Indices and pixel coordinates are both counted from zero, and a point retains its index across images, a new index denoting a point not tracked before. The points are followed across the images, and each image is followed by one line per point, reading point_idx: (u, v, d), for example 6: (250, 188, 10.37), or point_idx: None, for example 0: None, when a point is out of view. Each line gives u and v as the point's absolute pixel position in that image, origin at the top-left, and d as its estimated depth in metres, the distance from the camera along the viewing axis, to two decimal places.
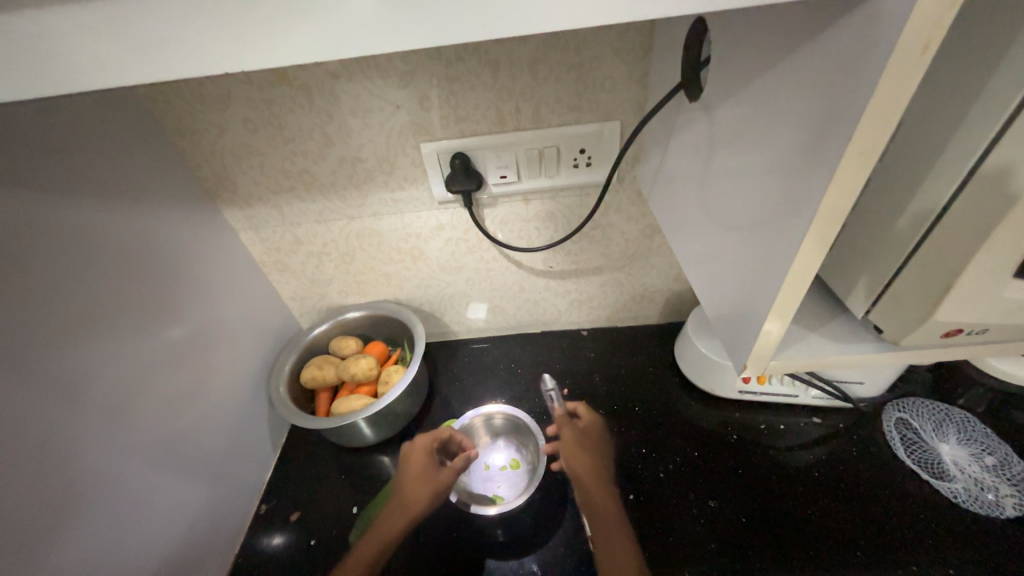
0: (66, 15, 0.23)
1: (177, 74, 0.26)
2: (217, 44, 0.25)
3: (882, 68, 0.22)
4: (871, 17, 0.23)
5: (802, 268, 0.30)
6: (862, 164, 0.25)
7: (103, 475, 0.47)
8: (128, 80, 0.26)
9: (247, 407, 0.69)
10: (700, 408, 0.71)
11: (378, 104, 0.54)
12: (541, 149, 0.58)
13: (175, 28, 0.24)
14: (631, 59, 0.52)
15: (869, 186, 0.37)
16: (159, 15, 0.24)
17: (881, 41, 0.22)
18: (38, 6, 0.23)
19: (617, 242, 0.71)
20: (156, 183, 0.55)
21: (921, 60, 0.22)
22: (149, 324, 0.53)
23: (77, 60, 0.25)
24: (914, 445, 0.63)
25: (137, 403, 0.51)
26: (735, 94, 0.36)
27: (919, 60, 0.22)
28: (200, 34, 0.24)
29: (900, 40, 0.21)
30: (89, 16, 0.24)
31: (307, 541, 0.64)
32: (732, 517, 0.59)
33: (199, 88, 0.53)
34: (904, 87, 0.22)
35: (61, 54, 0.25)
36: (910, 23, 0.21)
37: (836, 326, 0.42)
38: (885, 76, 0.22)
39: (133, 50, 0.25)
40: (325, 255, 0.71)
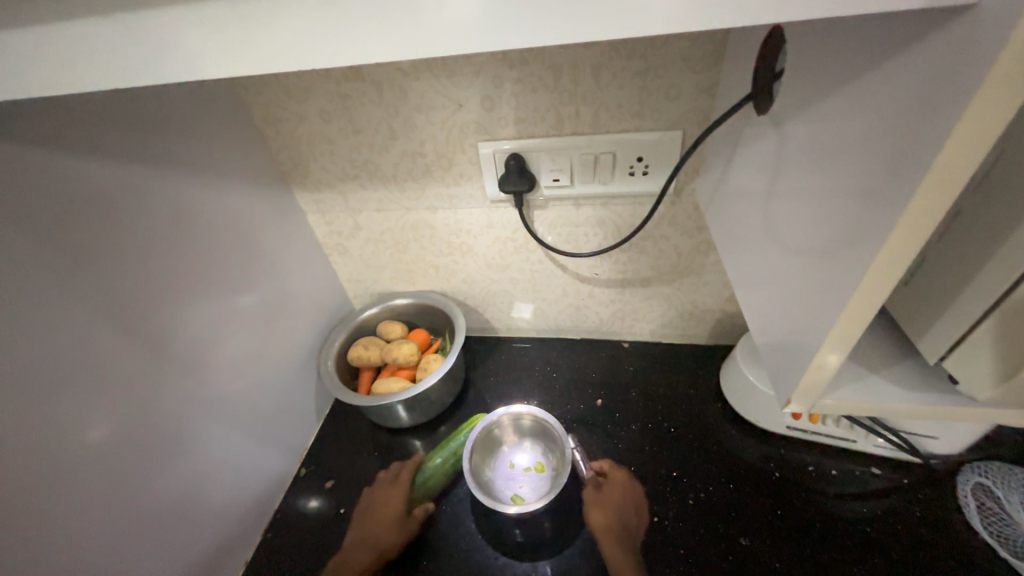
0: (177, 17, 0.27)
1: (263, 69, 0.28)
2: (295, 45, 0.27)
3: (974, 88, 0.20)
4: (970, 31, 0.20)
5: (863, 301, 0.28)
6: (945, 194, 0.22)
7: (176, 419, 0.53)
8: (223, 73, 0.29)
9: (299, 376, 0.74)
10: (742, 438, 0.67)
11: (442, 102, 0.56)
12: (596, 155, 0.58)
13: (264, 28, 0.27)
14: (700, 67, 0.50)
15: (952, 218, 0.33)
16: (250, 19, 0.27)
17: (977, 58, 0.20)
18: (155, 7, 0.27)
19: (668, 255, 0.68)
20: (241, 164, 0.61)
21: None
22: (225, 290, 0.60)
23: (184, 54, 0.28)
24: (993, 517, 0.55)
25: (207, 360, 0.57)
26: (809, 109, 0.34)
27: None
28: (285, 34, 0.27)
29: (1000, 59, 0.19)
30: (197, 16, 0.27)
31: (338, 508, 0.68)
32: (764, 560, 0.55)
33: (286, 81, 0.58)
34: (1003, 110, 0.20)
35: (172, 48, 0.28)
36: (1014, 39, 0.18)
37: (904, 370, 0.38)
38: (978, 98, 0.20)
39: (229, 47, 0.28)
40: (381, 242, 0.75)
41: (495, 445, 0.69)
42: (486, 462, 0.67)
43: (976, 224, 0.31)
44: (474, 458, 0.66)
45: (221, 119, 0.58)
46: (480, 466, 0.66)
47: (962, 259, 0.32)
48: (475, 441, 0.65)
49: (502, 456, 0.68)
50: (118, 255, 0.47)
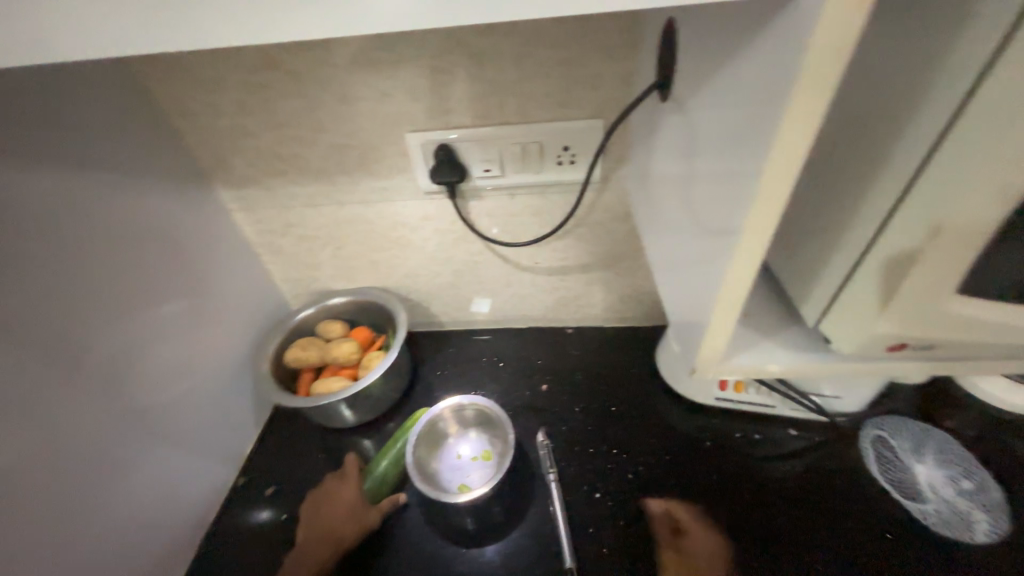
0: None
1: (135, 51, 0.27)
2: (172, 28, 0.26)
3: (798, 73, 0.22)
4: (795, 20, 0.23)
5: (741, 272, 0.31)
6: (788, 168, 0.25)
7: (82, 436, 0.50)
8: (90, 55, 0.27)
9: (234, 382, 0.71)
10: (677, 412, 0.70)
11: (366, 93, 0.55)
12: (525, 144, 0.59)
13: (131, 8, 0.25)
14: (616, 57, 0.52)
15: (821, 193, 0.37)
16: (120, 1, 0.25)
17: (798, 45, 0.22)
18: None
19: (603, 241, 0.71)
20: (152, 160, 0.57)
21: (837, 64, 0.22)
22: (138, 296, 0.56)
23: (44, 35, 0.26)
24: (888, 463, 0.61)
25: (124, 371, 0.54)
26: (701, 95, 0.36)
27: (835, 65, 0.22)
28: (159, 17, 0.26)
29: (814, 45, 0.21)
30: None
31: (281, 514, 0.66)
32: (696, 523, 0.59)
33: (195, 70, 0.54)
34: (822, 91, 0.23)
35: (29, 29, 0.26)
36: (823, 28, 0.21)
37: (798, 335, 0.42)
38: (801, 81, 0.22)
39: (94, 28, 0.26)
40: (316, 239, 0.72)
41: (440, 437, 0.69)
42: (433, 455, 0.67)
43: (842, 199, 0.34)
44: (419, 453, 0.65)
45: (124, 112, 0.54)
46: (426, 458, 0.66)
47: (830, 229, 0.36)
48: (419, 434, 0.65)
49: (445, 456, 0.68)
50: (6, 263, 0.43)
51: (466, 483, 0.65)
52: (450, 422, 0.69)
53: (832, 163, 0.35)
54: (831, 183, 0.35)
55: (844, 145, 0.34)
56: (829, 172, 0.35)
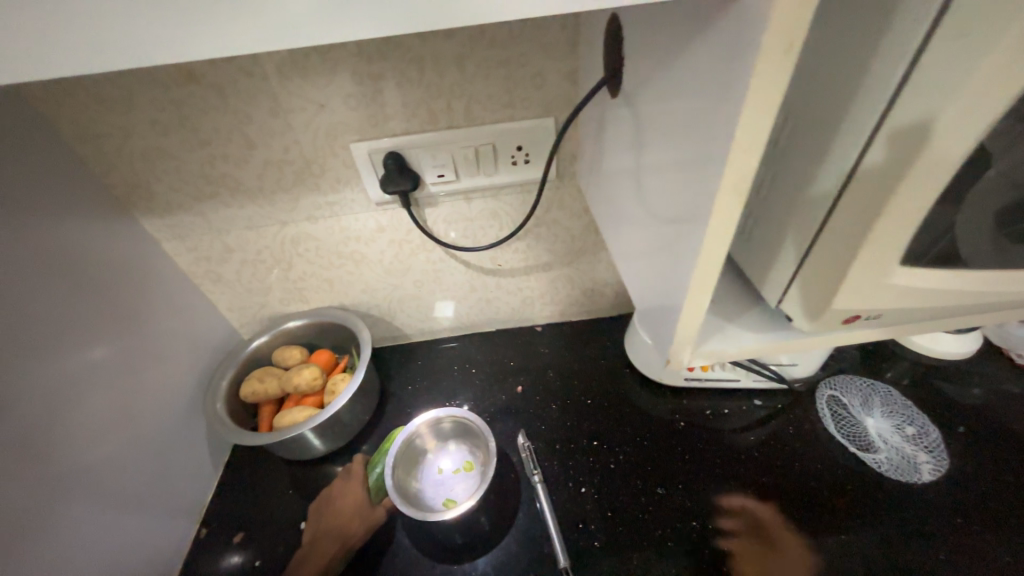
0: None
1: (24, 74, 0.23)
2: (65, 44, 0.22)
3: (752, 67, 0.23)
4: (742, 15, 0.23)
5: (707, 263, 0.31)
6: (747, 160, 0.26)
7: (6, 516, 0.43)
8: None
9: (183, 426, 0.65)
10: (650, 397, 0.72)
11: (300, 104, 0.52)
12: (476, 147, 0.57)
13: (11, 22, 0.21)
14: (560, 55, 0.51)
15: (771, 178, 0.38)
16: None
17: (749, 40, 0.23)
18: None
19: (563, 238, 0.71)
20: (55, 193, 0.50)
21: (787, 58, 0.22)
22: (55, 346, 0.49)
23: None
24: (843, 421, 0.66)
25: (52, 434, 0.48)
26: (650, 91, 0.36)
27: (786, 59, 0.22)
28: (48, 32, 0.22)
29: (765, 40, 0.22)
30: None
31: (253, 561, 0.61)
32: (679, 503, 0.60)
33: (97, 89, 0.48)
34: (776, 84, 0.23)
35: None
36: (772, 22, 0.21)
37: (757, 315, 0.44)
38: (756, 75, 0.23)
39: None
40: (261, 262, 0.67)
41: (419, 454, 0.67)
42: (412, 474, 0.65)
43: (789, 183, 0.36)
44: (399, 474, 0.63)
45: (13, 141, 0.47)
46: (406, 478, 0.63)
47: (784, 213, 0.37)
48: (397, 455, 0.63)
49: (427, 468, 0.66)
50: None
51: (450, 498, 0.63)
52: (428, 437, 0.67)
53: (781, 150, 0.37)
54: (780, 169, 0.37)
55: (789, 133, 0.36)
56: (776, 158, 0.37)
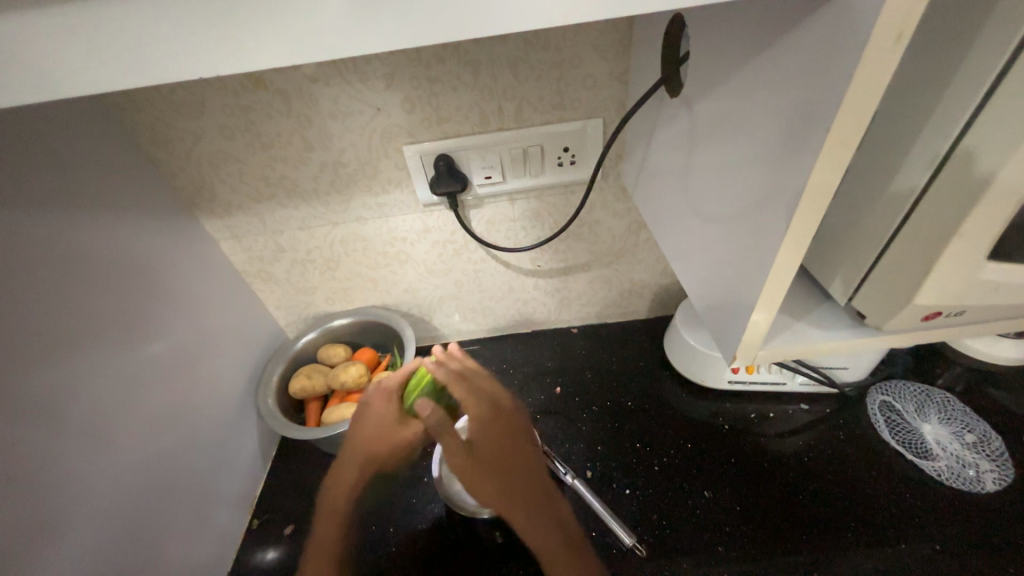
0: (46, 23, 0.23)
1: (169, 81, 0.25)
2: (202, 46, 0.24)
3: (858, 58, 0.23)
4: (847, 12, 0.23)
5: (785, 257, 0.31)
6: (840, 152, 0.26)
7: (92, 491, 0.46)
8: (112, 91, 0.25)
9: (236, 417, 0.67)
10: (691, 399, 0.72)
11: (359, 108, 0.54)
12: (525, 148, 0.58)
13: (162, 31, 0.24)
14: (611, 56, 0.52)
15: (848, 175, 0.39)
16: (145, 20, 0.23)
17: (855, 34, 0.23)
18: (16, 12, 0.22)
19: (603, 239, 0.71)
20: (131, 194, 0.53)
21: (895, 50, 0.22)
22: (133, 335, 0.52)
23: (57, 67, 0.24)
24: (897, 427, 0.64)
25: (115, 423, 0.49)
26: (715, 89, 0.37)
27: (893, 50, 0.22)
28: (192, 39, 0.24)
29: (874, 33, 0.22)
30: (66, 25, 0.23)
31: (302, 554, 0.62)
32: (727, 507, 0.59)
33: (173, 96, 0.51)
34: (880, 77, 0.23)
35: (40, 66, 0.24)
36: (883, 16, 0.22)
37: (818, 314, 0.43)
38: (861, 68, 0.23)
39: (117, 56, 0.24)
40: (310, 262, 0.70)
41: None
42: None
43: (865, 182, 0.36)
44: (443, 470, 0.64)
45: (97, 145, 0.50)
46: (451, 476, 0.64)
47: (861, 208, 0.38)
48: (442, 451, 0.65)
49: None
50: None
51: None
52: None
53: (860, 147, 0.37)
54: (856, 167, 0.37)
55: (869, 129, 0.36)
56: (855, 155, 0.37)
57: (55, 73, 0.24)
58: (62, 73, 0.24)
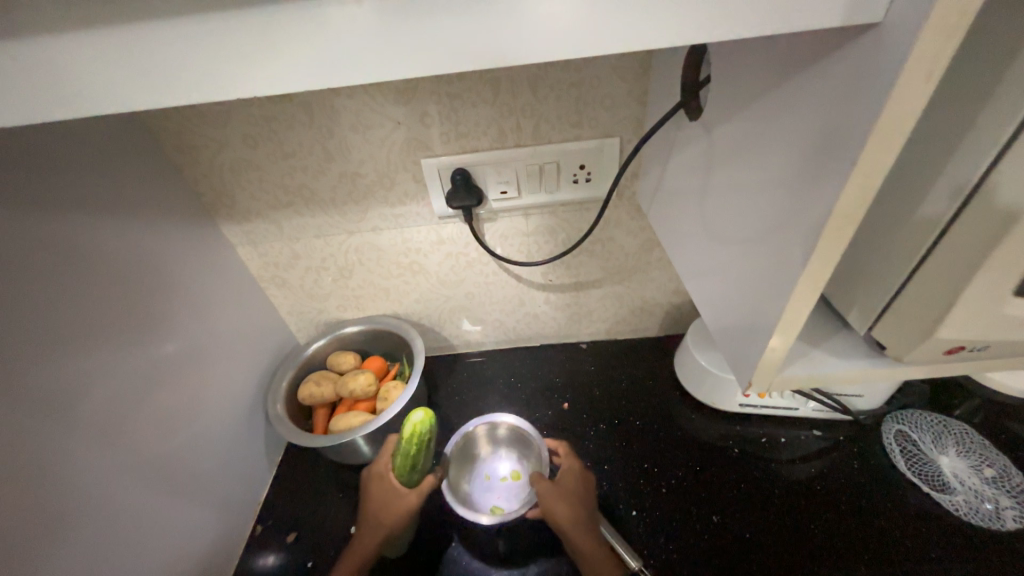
0: (94, 38, 0.24)
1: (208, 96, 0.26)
2: (239, 63, 0.25)
3: (888, 93, 0.23)
4: (876, 48, 0.24)
5: (807, 285, 0.31)
6: (867, 183, 0.26)
7: (101, 493, 0.46)
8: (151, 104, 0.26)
9: (246, 422, 0.68)
10: (701, 420, 0.71)
11: (381, 121, 0.55)
12: (541, 164, 0.59)
13: (204, 48, 0.24)
14: (631, 78, 0.53)
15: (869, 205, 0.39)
16: (189, 38, 0.24)
17: (884, 68, 0.23)
18: (65, 28, 0.23)
19: (617, 256, 0.71)
20: (153, 199, 0.55)
21: (925, 88, 0.23)
22: (148, 338, 0.53)
23: (105, 82, 0.25)
24: (913, 457, 0.63)
25: (127, 425, 0.49)
26: (738, 115, 0.37)
27: (923, 86, 0.23)
28: (233, 56, 0.25)
29: (904, 70, 0.22)
30: (114, 41, 0.24)
31: (304, 563, 0.62)
32: (736, 533, 0.58)
33: (201, 105, 0.53)
34: (911, 110, 0.23)
35: (85, 79, 0.25)
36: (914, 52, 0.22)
37: (837, 342, 0.43)
38: (891, 102, 0.23)
39: (160, 71, 0.25)
40: (324, 269, 0.70)
41: (471, 455, 0.69)
42: (464, 477, 0.67)
43: (896, 211, 0.36)
44: (450, 471, 0.66)
45: (123, 151, 0.52)
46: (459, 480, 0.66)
47: (883, 236, 0.37)
48: (452, 451, 0.66)
49: (479, 485, 0.67)
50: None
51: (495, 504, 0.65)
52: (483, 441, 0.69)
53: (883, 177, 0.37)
54: (878, 196, 0.37)
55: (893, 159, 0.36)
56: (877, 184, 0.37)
57: (99, 84, 0.25)
58: (109, 85, 0.25)
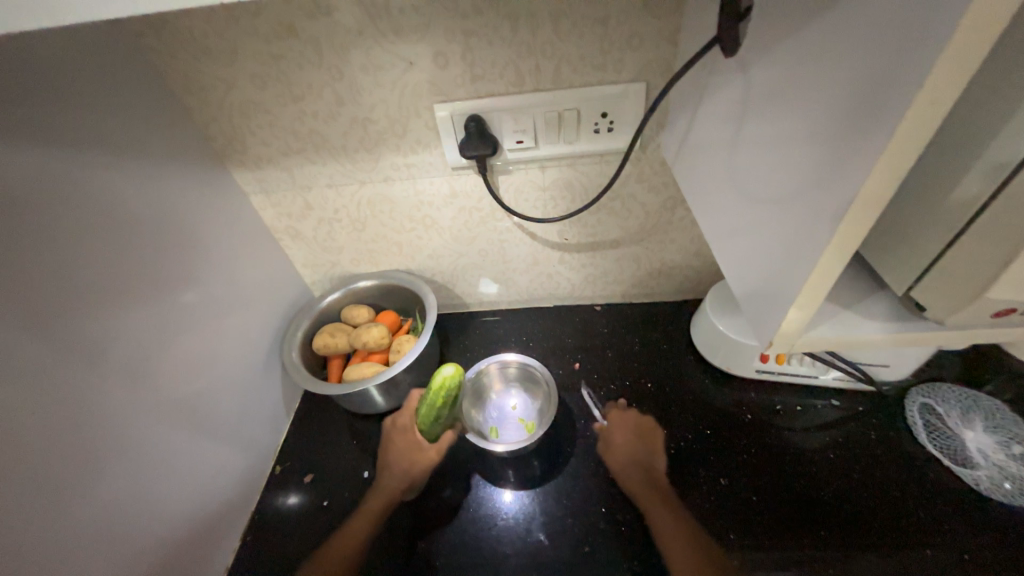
0: None
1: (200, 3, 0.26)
2: None
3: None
4: None
5: (842, 238, 0.28)
6: (928, 116, 0.22)
7: (124, 429, 0.48)
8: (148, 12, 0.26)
9: (263, 368, 0.70)
10: (715, 386, 0.69)
11: (391, 61, 0.51)
12: (560, 112, 0.55)
13: None
14: (662, 12, 0.48)
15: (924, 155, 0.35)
16: None
17: None
18: None
19: (636, 214, 0.68)
20: (162, 142, 0.54)
21: None
22: (163, 283, 0.54)
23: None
24: (936, 431, 0.61)
25: (145, 366, 0.51)
26: (781, 47, 0.33)
27: None
28: None
29: None
30: None
31: (320, 501, 0.65)
32: (741, 495, 0.58)
33: (205, 42, 0.51)
34: (994, 22, 0.19)
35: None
36: None
37: (868, 306, 0.40)
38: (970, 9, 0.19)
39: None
40: (337, 221, 0.70)
41: (484, 394, 0.72)
42: (477, 410, 0.71)
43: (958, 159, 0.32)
44: (464, 405, 0.69)
45: (130, 89, 0.50)
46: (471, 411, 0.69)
47: (937, 189, 0.34)
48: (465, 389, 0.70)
49: (491, 418, 0.70)
50: (11, 254, 0.39)
51: (505, 436, 0.68)
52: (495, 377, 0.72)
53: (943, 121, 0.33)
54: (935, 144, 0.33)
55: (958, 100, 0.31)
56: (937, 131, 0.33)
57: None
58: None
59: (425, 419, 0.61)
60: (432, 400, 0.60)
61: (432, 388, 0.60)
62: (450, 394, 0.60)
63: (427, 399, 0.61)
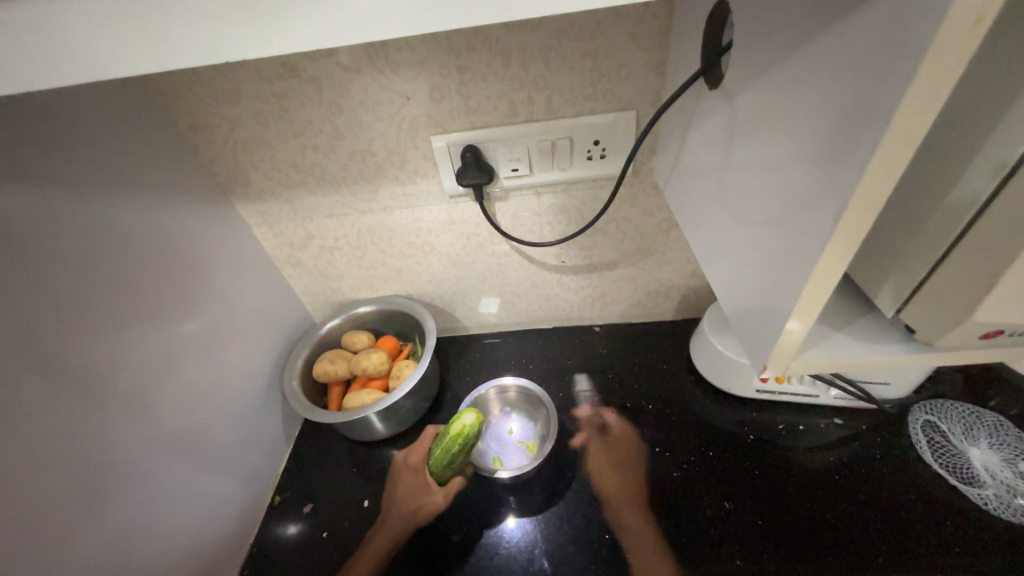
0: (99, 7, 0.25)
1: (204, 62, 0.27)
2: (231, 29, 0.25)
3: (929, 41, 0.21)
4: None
5: (830, 262, 0.29)
6: (900, 148, 0.23)
7: (128, 461, 0.48)
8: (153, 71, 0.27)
9: (264, 397, 0.70)
10: (716, 406, 0.69)
11: (389, 96, 0.53)
12: (553, 140, 0.57)
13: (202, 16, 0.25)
14: (649, 46, 0.50)
15: (905, 181, 0.36)
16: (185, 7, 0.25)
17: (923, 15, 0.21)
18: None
19: (631, 236, 0.69)
20: (167, 178, 0.55)
21: (973, 35, 0.20)
22: (167, 313, 0.54)
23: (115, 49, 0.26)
24: (940, 449, 0.60)
25: (149, 397, 0.51)
26: (762, 81, 0.34)
27: (971, 33, 0.20)
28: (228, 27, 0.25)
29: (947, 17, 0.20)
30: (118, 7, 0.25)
31: (320, 532, 0.64)
32: (748, 519, 0.57)
33: (210, 83, 0.53)
34: (954, 64, 0.21)
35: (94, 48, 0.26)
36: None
37: (861, 326, 0.41)
38: (931, 53, 0.21)
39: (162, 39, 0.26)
40: (337, 249, 0.71)
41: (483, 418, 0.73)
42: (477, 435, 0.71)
43: (937, 184, 0.33)
44: None
45: (137, 129, 0.52)
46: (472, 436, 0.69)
47: (920, 212, 0.35)
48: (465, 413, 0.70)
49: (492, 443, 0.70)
50: (17, 292, 0.40)
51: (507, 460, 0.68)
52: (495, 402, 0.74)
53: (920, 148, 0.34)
54: (915, 169, 0.34)
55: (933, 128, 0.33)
56: (916, 157, 0.34)
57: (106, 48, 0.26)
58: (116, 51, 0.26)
59: (438, 461, 0.61)
60: (448, 444, 0.59)
61: (450, 433, 0.59)
62: (466, 441, 0.58)
63: (444, 442, 0.60)
